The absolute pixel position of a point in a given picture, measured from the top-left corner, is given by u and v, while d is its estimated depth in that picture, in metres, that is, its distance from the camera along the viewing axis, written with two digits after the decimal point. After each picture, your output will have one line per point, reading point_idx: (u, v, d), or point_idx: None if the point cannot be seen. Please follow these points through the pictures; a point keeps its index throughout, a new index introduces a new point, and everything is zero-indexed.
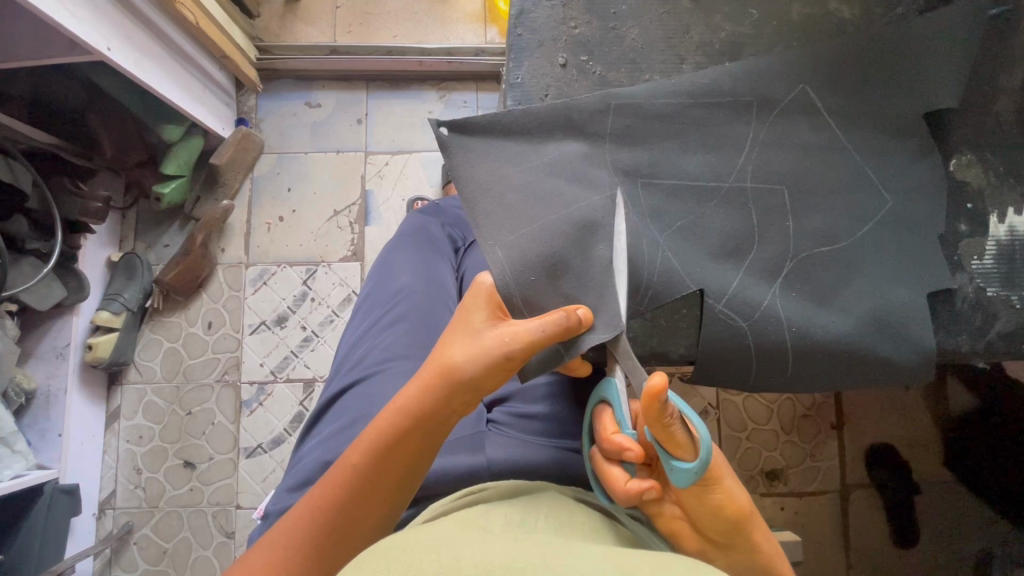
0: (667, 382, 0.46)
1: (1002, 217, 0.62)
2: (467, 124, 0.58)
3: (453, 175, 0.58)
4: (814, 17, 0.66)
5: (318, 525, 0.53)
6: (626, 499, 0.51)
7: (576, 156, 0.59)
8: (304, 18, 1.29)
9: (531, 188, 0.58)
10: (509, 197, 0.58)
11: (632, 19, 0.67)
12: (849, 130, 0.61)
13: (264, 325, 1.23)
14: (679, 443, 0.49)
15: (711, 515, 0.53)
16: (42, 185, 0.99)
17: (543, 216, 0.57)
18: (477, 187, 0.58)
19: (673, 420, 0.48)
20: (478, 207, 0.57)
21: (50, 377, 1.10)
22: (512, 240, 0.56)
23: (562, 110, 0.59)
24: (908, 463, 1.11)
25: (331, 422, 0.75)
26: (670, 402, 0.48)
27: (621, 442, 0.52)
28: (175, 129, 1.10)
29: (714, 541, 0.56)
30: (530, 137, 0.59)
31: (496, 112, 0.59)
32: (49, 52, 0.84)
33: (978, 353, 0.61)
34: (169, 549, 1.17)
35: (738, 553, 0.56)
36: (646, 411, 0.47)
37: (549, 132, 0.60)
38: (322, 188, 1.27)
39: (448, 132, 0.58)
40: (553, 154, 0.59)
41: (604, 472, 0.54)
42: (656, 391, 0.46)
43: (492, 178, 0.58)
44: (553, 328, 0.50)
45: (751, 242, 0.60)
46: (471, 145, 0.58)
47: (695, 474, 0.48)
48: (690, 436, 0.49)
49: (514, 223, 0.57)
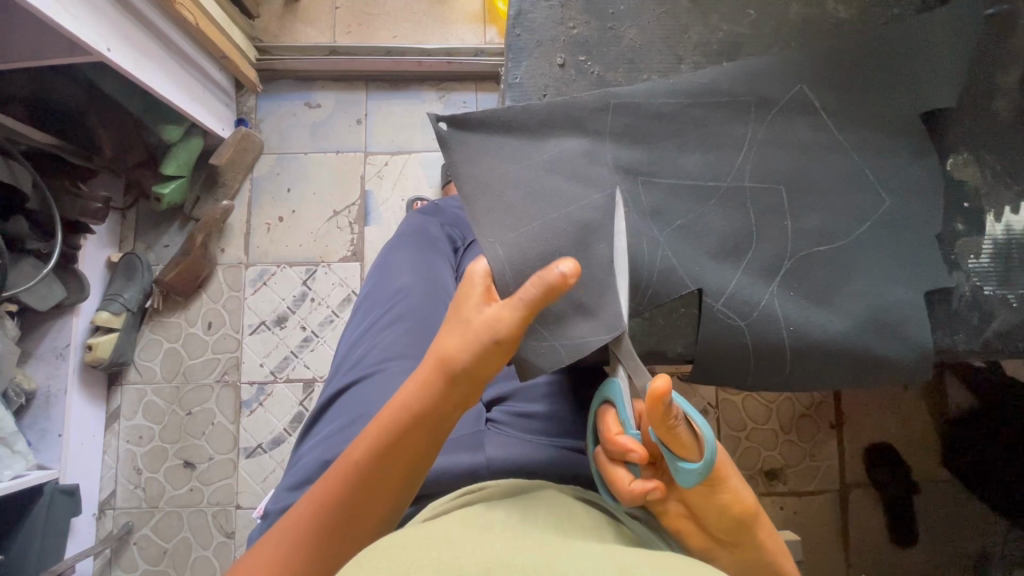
0: (670, 385, 0.47)
1: (999, 216, 0.62)
2: (466, 118, 0.58)
3: (453, 173, 0.57)
4: (812, 17, 0.66)
5: (322, 522, 0.53)
6: (631, 499, 0.51)
7: (575, 154, 0.59)
8: (304, 19, 1.29)
9: (531, 186, 0.58)
10: (508, 196, 0.58)
11: (630, 19, 0.67)
12: (847, 129, 0.61)
13: (264, 325, 1.23)
14: (684, 444, 0.50)
15: (717, 515, 0.54)
16: (42, 185, 1.00)
17: (542, 215, 0.57)
18: (477, 184, 0.57)
19: (677, 422, 0.48)
20: (478, 207, 0.57)
21: (50, 378, 1.10)
22: (512, 239, 0.57)
23: (562, 108, 0.59)
24: (906, 462, 1.12)
25: (331, 421, 0.75)
26: (675, 404, 0.49)
27: (626, 444, 0.52)
28: (176, 130, 1.10)
29: (719, 540, 0.56)
30: (531, 134, 0.59)
31: (496, 107, 0.59)
32: (48, 53, 0.84)
33: (974, 352, 0.61)
34: (169, 549, 1.17)
35: (743, 551, 0.56)
36: (652, 413, 0.48)
37: (549, 128, 0.59)
38: (322, 188, 1.27)
39: (446, 126, 0.58)
40: (553, 151, 0.59)
41: (608, 472, 0.54)
42: (660, 394, 0.46)
43: (492, 176, 0.58)
44: (534, 301, 0.47)
45: (750, 241, 0.60)
46: (471, 140, 0.58)
47: (700, 474, 0.49)
48: (695, 437, 0.50)
49: (514, 223, 0.57)
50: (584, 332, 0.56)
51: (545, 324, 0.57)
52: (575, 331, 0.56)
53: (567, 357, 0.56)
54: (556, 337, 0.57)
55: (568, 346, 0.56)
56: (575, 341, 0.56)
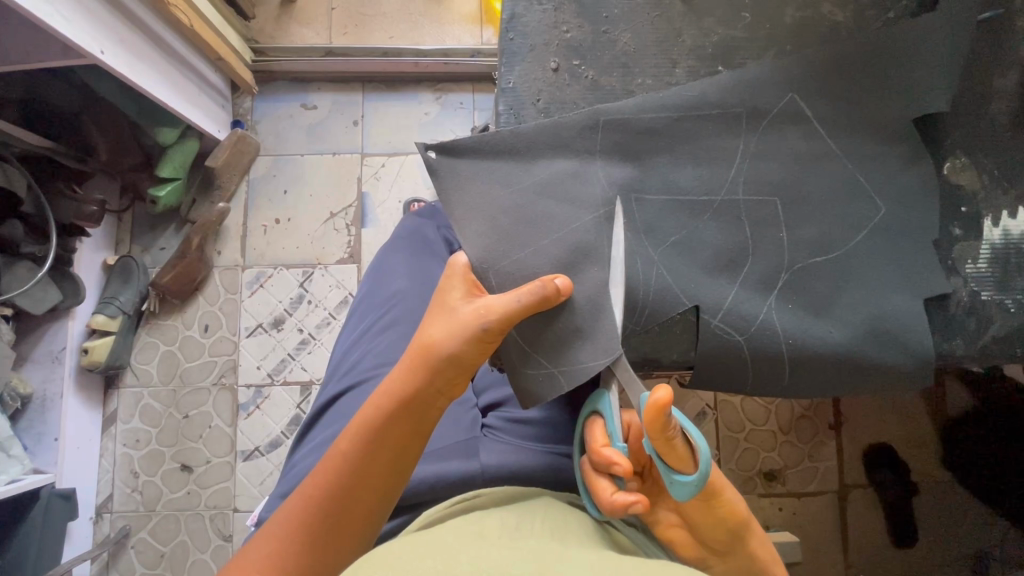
0: (672, 395, 0.47)
1: (996, 221, 0.61)
2: (454, 146, 0.58)
3: (444, 199, 0.58)
4: (808, 20, 0.65)
5: (310, 513, 0.53)
6: (613, 510, 0.51)
7: (566, 173, 0.59)
8: (300, 20, 1.29)
9: (521, 208, 0.58)
10: (500, 220, 0.58)
11: (624, 23, 0.67)
12: (840, 138, 0.61)
13: (261, 328, 1.23)
14: (679, 455, 0.50)
15: (712, 524, 0.54)
16: (37, 189, 0.99)
17: (535, 240, 0.57)
18: (468, 211, 0.58)
19: (675, 434, 0.48)
20: (470, 229, 0.57)
21: (46, 382, 1.10)
22: (503, 265, 0.57)
23: (552, 128, 0.59)
24: (907, 464, 1.11)
25: (325, 428, 0.75)
26: (673, 416, 0.49)
27: (611, 456, 0.51)
28: (171, 132, 1.10)
29: (711, 548, 0.56)
30: (520, 155, 0.59)
31: (484, 133, 0.59)
32: (42, 56, 0.83)
33: (973, 357, 0.60)
34: (166, 553, 1.17)
35: (735, 559, 0.56)
36: (649, 424, 0.48)
37: (539, 151, 0.59)
38: (318, 191, 1.27)
39: (436, 155, 0.58)
40: (543, 174, 0.59)
41: (592, 483, 0.54)
42: (662, 405, 0.46)
43: (482, 202, 0.58)
44: (529, 299, 0.52)
45: (745, 255, 0.60)
46: (462, 168, 0.58)
47: (695, 486, 0.49)
48: (690, 449, 0.50)
49: (504, 248, 0.57)
50: (585, 357, 0.55)
51: (546, 354, 0.57)
52: (576, 356, 0.56)
53: (566, 384, 0.56)
54: (557, 365, 0.56)
55: (569, 372, 0.56)
56: (577, 368, 0.55)
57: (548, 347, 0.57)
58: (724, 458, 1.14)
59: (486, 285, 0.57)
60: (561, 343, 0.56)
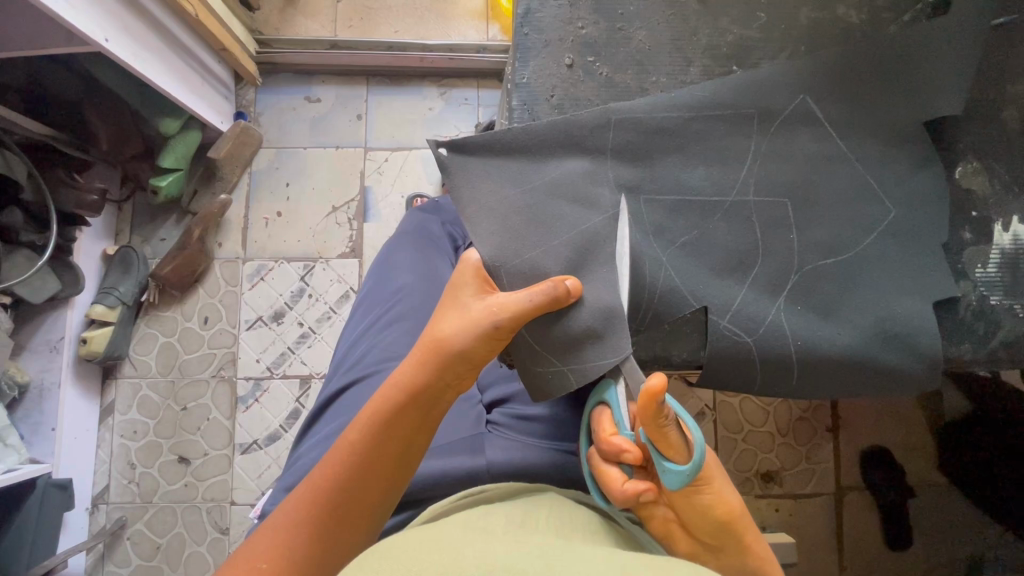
0: (665, 383, 0.47)
1: (1007, 226, 0.62)
2: (466, 143, 0.58)
3: (455, 197, 0.58)
4: (823, 21, 0.66)
5: (319, 501, 0.52)
6: (623, 500, 0.51)
7: (575, 176, 0.59)
8: (306, 11, 1.28)
9: (532, 207, 0.58)
10: (510, 219, 0.57)
11: (639, 20, 0.66)
12: (849, 141, 0.61)
13: (261, 321, 1.23)
14: (673, 445, 0.50)
15: (700, 518, 0.54)
16: (37, 176, 0.97)
17: (545, 241, 0.57)
18: (478, 209, 0.57)
19: (668, 421, 0.48)
20: (481, 228, 0.57)
21: (43, 371, 1.09)
22: (515, 264, 0.57)
23: (564, 128, 0.59)
24: (903, 466, 1.12)
25: (328, 423, 0.74)
26: (666, 404, 0.49)
27: (620, 444, 0.51)
28: (172, 123, 1.08)
29: (704, 543, 0.56)
30: (532, 155, 0.59)
31: (495, 130, 0.59)
32: (43, 43, 0.82)
33: (980, 361, 0.60)
34: (163, 545, 1.16)
35: (729, 556, 0.56)
36: (644, 413, 0.47)
37: (550, 151, 0.59)
38: (321, 184, 1.26)
39: (446, 152, 0.58)
40: (554, 175, 0.59)
41: (602, 471, 0.54)
42: (655, 392, 0.46)
43: (494, 201, 0.58)
44: (541, 298, 0.52)
45: (755, 257, 0.60)
46: (472, 167, 0.58)
47: (685, 476, 0.49)
48: (685, 438, 0.50)
49: (516, 247, 0.57)
50: (596, 357, 0.55)
51: (556, 353, 0.56)
52: (585, 356, 0.55)
53: (575, 383, 0.56)
54: (566, 363, 0.56)
55: (579, 371, 0.55)
56: (587, 368, 0.55)
57: (559, 347, 0.56)
58: (724, 458, 1.14)
59: (497, 283, 0.57)
60: (571, 343, 0.56)
